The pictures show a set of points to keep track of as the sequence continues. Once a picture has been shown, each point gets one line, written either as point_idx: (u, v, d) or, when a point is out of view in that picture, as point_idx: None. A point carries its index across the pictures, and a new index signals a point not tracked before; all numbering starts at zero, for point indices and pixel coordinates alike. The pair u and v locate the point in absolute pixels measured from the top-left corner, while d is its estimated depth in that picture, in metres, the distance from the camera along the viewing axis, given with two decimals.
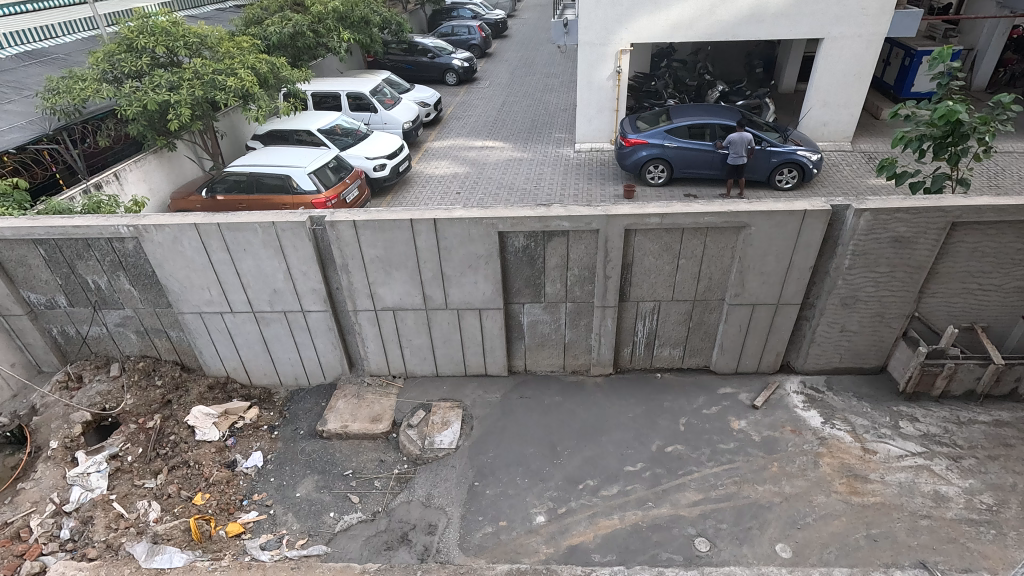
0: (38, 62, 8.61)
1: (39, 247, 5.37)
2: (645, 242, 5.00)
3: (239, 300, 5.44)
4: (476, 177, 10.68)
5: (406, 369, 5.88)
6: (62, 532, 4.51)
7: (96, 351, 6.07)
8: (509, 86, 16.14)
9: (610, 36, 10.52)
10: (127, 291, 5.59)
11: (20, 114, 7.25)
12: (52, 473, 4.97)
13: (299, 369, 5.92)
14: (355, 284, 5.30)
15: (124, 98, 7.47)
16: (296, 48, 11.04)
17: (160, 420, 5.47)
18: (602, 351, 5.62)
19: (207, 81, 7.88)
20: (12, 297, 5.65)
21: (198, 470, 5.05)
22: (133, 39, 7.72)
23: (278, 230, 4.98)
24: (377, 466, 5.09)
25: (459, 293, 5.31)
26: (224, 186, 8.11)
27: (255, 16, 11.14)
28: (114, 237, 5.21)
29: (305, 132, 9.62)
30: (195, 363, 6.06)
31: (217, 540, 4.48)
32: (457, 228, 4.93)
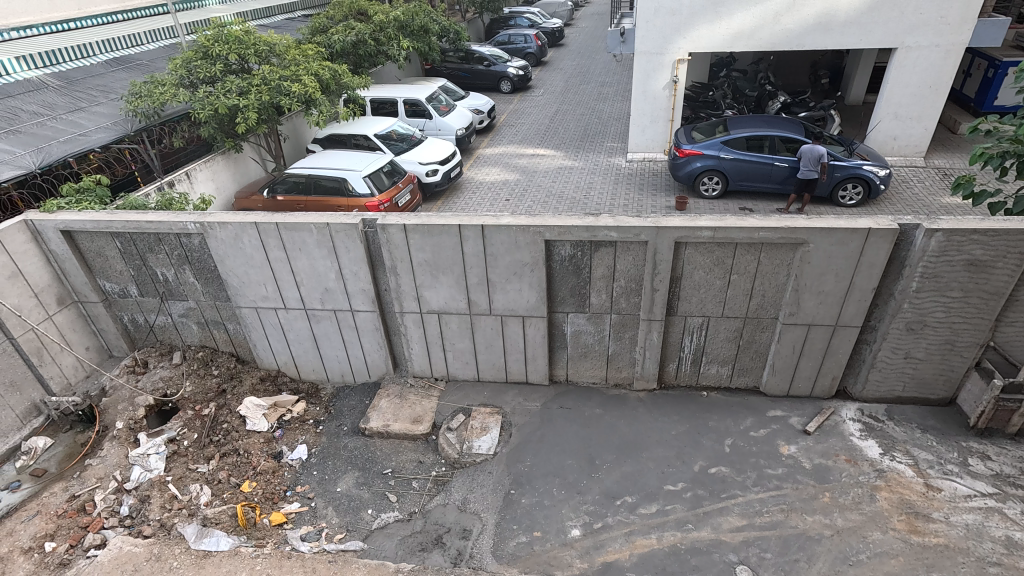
0: (124, 68, 9.27)
1: (116, 240, 5.77)
2: (695, 255, 4.87)
3: (291, 297, 5.65)
4: (526, 184, 10.73)
5: (448, 372, 5.94)
6: (121, 508, 4.81)
7: (161, 339, 6.44)
8: (563, 95, 16.15)
9: (667, 45, 10.36)
10: (191, 283, 5.90)
11: (106, 116, 7.80)
12: (117, 452, 5.31)
13: (346, 366, 6.08)
14: (403, 286, 5.41)
15: (198, 102, 7.95)
16: (357, 55, 11.41)
17: (214, 408, 5.75)
18: (646, 365, 5.49)
19: (273, 86, 8.26)
20: (90, 285, 6.07)
21: (246, 459, 5.24)
22: (209, 47, 8.22)
23: (332, 231, 5.14)
24: (416, 466, 5.16)
25: (503, 300, 5.33)
26: (284, 187, 8.43)
27: (321, 25, 11.61)
28: (181, 233, 5.52)
29: (362, 137, 9.93)
30: (249, 355, 6.33)
31: (261, 528, 4.65)
32: (504, 235, 4.96)
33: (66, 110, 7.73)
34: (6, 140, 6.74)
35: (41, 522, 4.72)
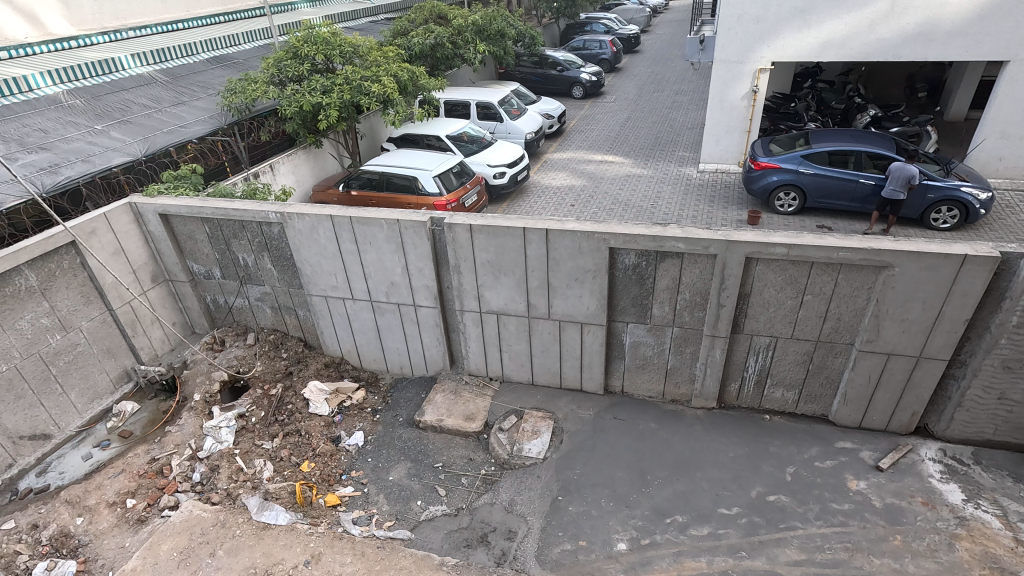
0: (223, 66, 9.97)
1: (206, 225, 6.20)
2: (766, 272, 4.68)
3: (359, 289, 5.87)
4: (592, 191, 10.65)
5: (503, 373, 5.99)
6: (194, 475, 5.16)
7: (238, 320, 6.86)
8: (636, 102, 15.94)
9: (749, 54, 10.00)
10: (268, 269, 6.25)
11: (204, 110, 8.39)
12: (193, 422, 5.70)
13: (405, 359, 6.25)
14: (465, 285, 5.51)
15: (285, 99, 8.43)
16: (435, 58, 11.69)
17: (281, 389, 6.06)
18: (706, 382, 5.32)
19: (355, 86, 8.61)
20: (180, 265, 6.55)
21: (307, 440, 5.49)
22: (299, 47, 8.69)
23: (401, 227, 5.32)
24: (466, 463, 5.24)
25: (563, 305, 5.32)
26: (358, 183, 8.76)
27: (403, 28, 12.01)
28: (263, 221, 5.86)
29: (434, 137, 10.17)
30: (316, 341, 6.63)
31: (316, 507, 4.85)
32: (568, 240, 4.96)
33: (171, 103, 8.39)
34: (118, 129, 7.40)
35: (125, 479, 5.14)
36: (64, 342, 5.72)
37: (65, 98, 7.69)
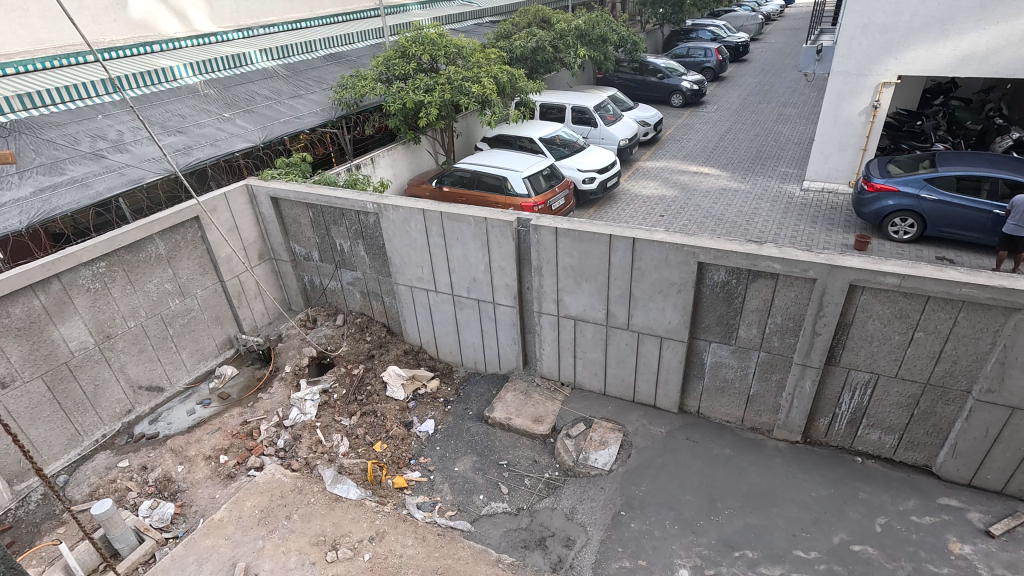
0: (337, 63, 10.65)
1: (310, 210, 6.65)
2: (872, 302, 4.31)
3: (442, 282, 6.05)
4: (684, 202, 10.30)
5: (575, 379, 5.94)
6: (278, 441, 5.55)
7: (330, 301, 7.29)
8: (739, 113, 15.24)
9: (872, 66, 9.25)
10: (361, 256, 6.60)
11: (317, 103, 8.99)
12: (282, 392, 6.14)
13: (480, 355, 6.36)
14: (545, 287, 5.53)
15: (391, 97, 8.86)
16: (534, 61, 11.80)
17: (362, 369, 6.37)
18: (793, 413, 4.98)
19: (456, 86, 8.90)
20: (284, 246, 7.07)
21: (382, 422, 5.74)
22: (407, 47, 9.10)
23: (488, 225, 5.42)
24: (530, 464, 5.25)
25: (643, 317, 5.20)
26: (451, 180, 9.00)
27: (506, 31, 12.23)
28: (360, 211, 6.19)
29: (527, 140, 10.29)
30: (398, 329, 6.91)
31: (384, 487, 5.07)
32: (655, 251, 4.84)
33: (289, 96, 9.08)
34: (242, 118, 8.11)
35: (221, 437, 5.62)
36: (182, 306, 6.36)
37: (201, 87, 8.53)
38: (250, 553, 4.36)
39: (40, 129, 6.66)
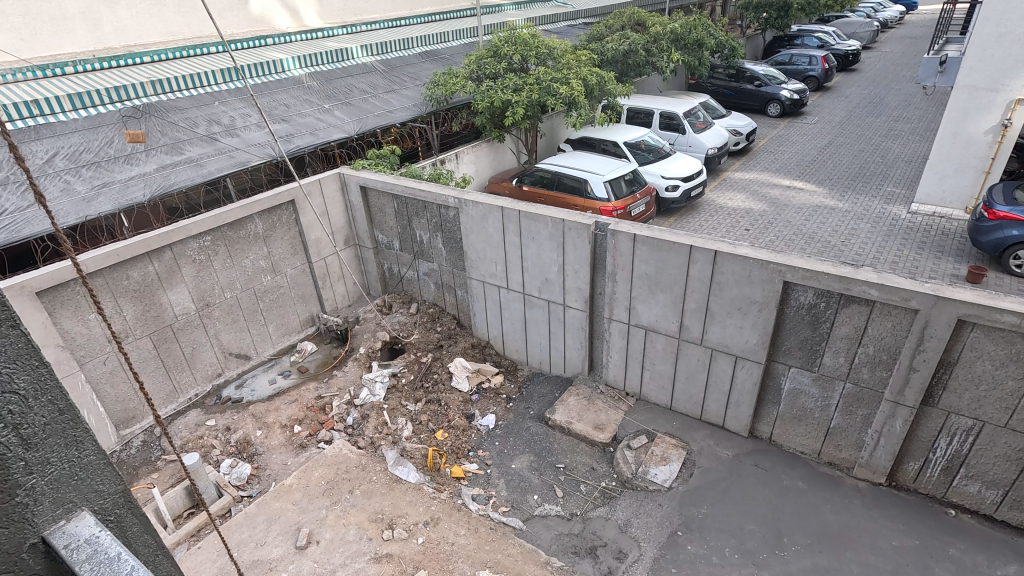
0: (432, 60, 11.01)
1: (394, 201, 6.92)
2: (983, 342, 3.91)
3: (515, 280, 6.11)
4: (773, 217, 9.78)
5: (640, 390, 5.80)
6: (348, 418, 5.83)
7: (406, 289, 7.56)
8: (842, 126, 14.27)
9: (1006, 81, 8.35)
10: (439, 249, 6.78)
11: (410, 98, 9.33)
12: (355, 371, 6.45)
13: (545, 355, 6.36)
14: (618, 294, 5.45)
15: (480, 95, 9.03)
16: (625, 64, 11.65)
17: (431, 358, 6.56)
18: (878, 452, 4.60)
19: (544, 87, 8.93)
20: (368, 233, 7.41)
21: (445, 411, 5.88)
22: (500, 47, 9.25)
23: (565, 227, 5.42)
24: (587, 471, 5.19)
25: (718, 333, 5.00)
26: (531, 179, 9.03)
27: (599, 33, 12.12)
28: (442, 205, 6.37)
29: (611, 143, 10.06)
30: (467, 322, 7.04)
31: (442, 474, 5.19)
32: (738, 266, 4.64)
33: (385, 90, 9.49)
34: (340, 109, 8.56)
35: (297, 408, 5.98)
36: (273, 282, 6.82)
37: (306, 79, 9.09)
38: (314, 521, 4.61)
39: (166, 112, 7.36)
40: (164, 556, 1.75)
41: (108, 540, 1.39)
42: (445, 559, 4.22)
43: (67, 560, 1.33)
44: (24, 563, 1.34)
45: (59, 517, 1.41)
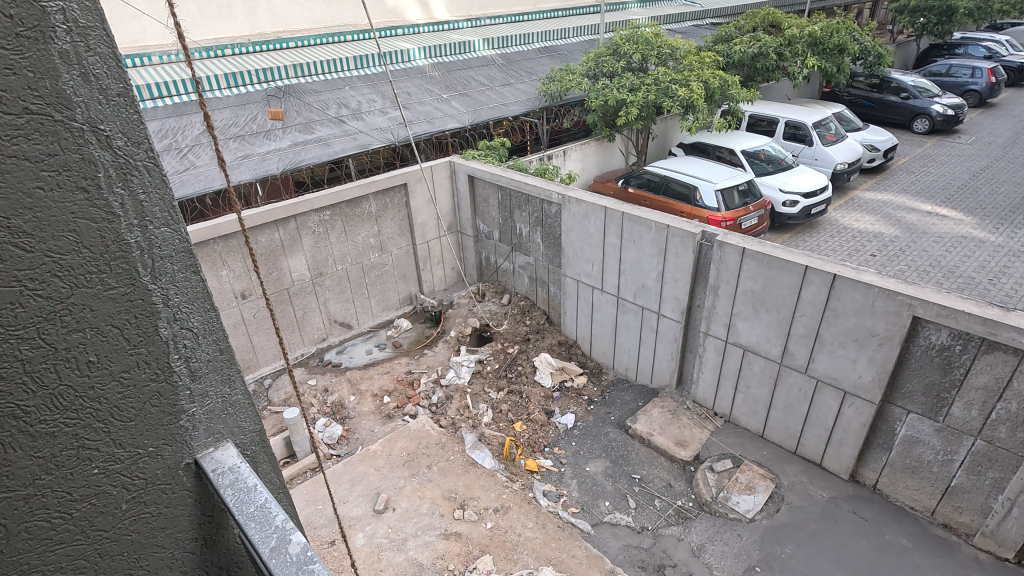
0: (550, 56, 11.06)
1: (499, 192, 7.06)
2: None
3: (610, 283, 6.01)
4: (906, 244, 8.82)
5: (731, 413, 5.49)
6: (433, 396, 6.08)
7: (500, 280, 7.70)
8: (1005, 149, 12.54)
9: None
10: (536, 243, 6.83)
11: (525, 93, 9.44)
12: (444, 353, 6.71)
13: (632, 362, 6.21)
14: (718, 308, 5.20)
15: (594, 93, 8.95)
16: (753, 68, 11.00)
17: (517, 350, 6.64)
18: (1007, 523, 4.03)
19: (662, 88, 8.62)
20: (471, 222, 7.62)
21: (526, 404, 5.94)
22: (620, 45, 9.10)
23: (670, 233, 5.25)
24: (664, 486, 5.02)
25: (827, 364, 4.62)
26: (637, 182, 8.82)
27: (727, 33, 11.55)
28: (545, 200, 6.41)
29: (727, 151, 9.44)
30: (557, 319, 7.03)
31: (516, 465, 5.26)
32: (859, 294, 4.27)
33: (501, 83, 9.68)
34: (457, 99, 8.86)
35: (388, 379, 6.33)
36: (379, 259, 7.24)
37: (428, 69, 9.50)
38: (392, 488, 4.86)
39: (303, 94, 8.02)
40: (284, 493, 1.86)
41: (247, 471, 1.48)
42: (511, 549, 4.27)
43: (215, 483, 1.43)
44: (178, 478, 1.46)
45: (209, 443, 1.52)
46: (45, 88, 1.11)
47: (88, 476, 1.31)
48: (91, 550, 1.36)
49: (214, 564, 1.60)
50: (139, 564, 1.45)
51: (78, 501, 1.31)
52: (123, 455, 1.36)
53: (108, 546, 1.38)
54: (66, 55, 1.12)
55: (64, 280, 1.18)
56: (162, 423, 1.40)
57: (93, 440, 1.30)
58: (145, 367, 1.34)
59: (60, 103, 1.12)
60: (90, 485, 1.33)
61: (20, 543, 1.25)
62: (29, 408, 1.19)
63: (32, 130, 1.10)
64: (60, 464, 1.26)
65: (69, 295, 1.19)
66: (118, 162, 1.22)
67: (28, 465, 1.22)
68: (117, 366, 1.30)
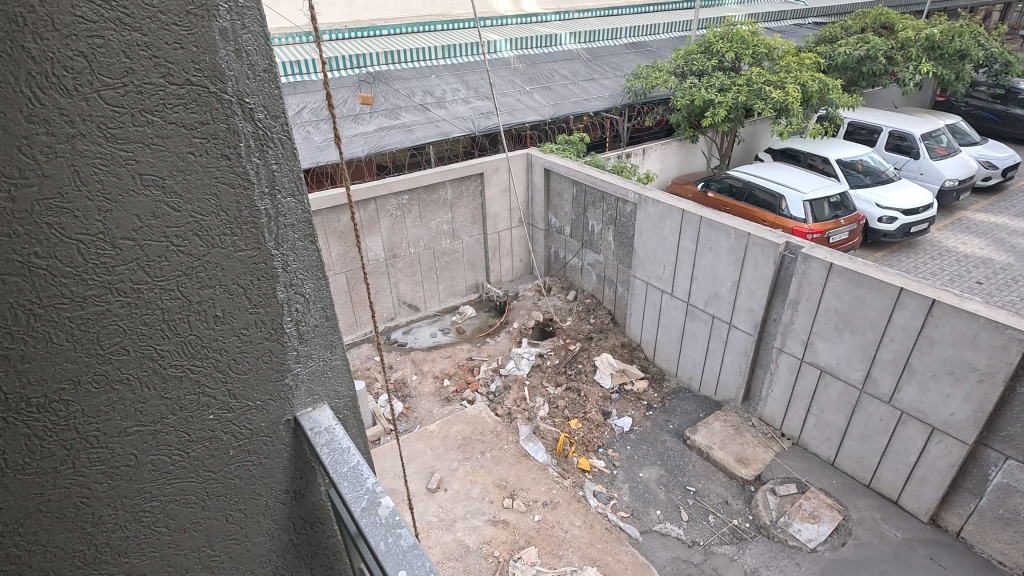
0: (637, 52, 10.82)
1: (574, 187, 7.01)
2: None
3: (681, 288, 5.83)
4: (1019, 274, 7.98)
5: (800, 435, 5.20)
6: (492, 384, 6.16)
7: (568, 275, 7.65)
8: None
9: None
10: (608, 242, 6.74)
11: (608, 89, 9.30)
12: (506, 343, 6.78)
13: (697, 372, 6.00)
14: (796, 325, 4.93)
15: (681, 91, 8.67)
16: (858, 72, 10.27)
17: (579, 347, 6.59)
18: None
19: (754, 89, 8.20)
20: (543, 215, 7.62)
21: (583, 402, 5.90)
22: (713, 43, 8.70)
23: (750, 242, 5.03)
24: (720, 503, 4.85)
25: (915, 395, 4.29)
26: (718, 186, 8.50)
27: (832, 34, 10.87)
28: (621, 198, 6.29)
29: (820, 159, 8.81)
30: (622, 320, 6.91)
31: (569, 462, 5.25)
32: (961, 324, 3.93)
33: (585, 78, 9.58)
34: (539, 92, 8.85)
35: (450, 363, 6.49)
36: (450, 246, 7.39)
37: (513, 61, 9.55)
38: (446, 469, 4.98)
39: (392, 80, 8.30)
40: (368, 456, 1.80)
41: (342, 433, 1.43)
42: (557, 544, 4.28)
43: (312, 441, 1.39)
44: (278, 433, 1.43)
45: (308, 402, 1.48)
46: (204, 62, 1.10)
47: (204, 421, 1.29)
48: (200, 491, 1.33)
49: (301, 518, 1.55)
50: (239, 508, 1.42)
51: (195, 441, 1.29)
52: (235, 406, 1.33)
53: (215, 488, 1.36)
54: (225, 32, 1.11)
55: (203, 240, 1.18)
56: (270, 379, 1.38)
57: (212, 387, 1.28)
58: (261, 326, 1.32)
59: (216, 76, 1.11)
60: (205, 428, 1.30)
61: (145, 473, 1.24)
62: (163, 352, 1.19)
63: (191, 100, 1.09)
64: (183, 406, 1.25)
65: (206, 253, 1.19)
66: (257, 134, 1.20)
67: (157, 404, 1.22)
68: (238, 321, 1.28)
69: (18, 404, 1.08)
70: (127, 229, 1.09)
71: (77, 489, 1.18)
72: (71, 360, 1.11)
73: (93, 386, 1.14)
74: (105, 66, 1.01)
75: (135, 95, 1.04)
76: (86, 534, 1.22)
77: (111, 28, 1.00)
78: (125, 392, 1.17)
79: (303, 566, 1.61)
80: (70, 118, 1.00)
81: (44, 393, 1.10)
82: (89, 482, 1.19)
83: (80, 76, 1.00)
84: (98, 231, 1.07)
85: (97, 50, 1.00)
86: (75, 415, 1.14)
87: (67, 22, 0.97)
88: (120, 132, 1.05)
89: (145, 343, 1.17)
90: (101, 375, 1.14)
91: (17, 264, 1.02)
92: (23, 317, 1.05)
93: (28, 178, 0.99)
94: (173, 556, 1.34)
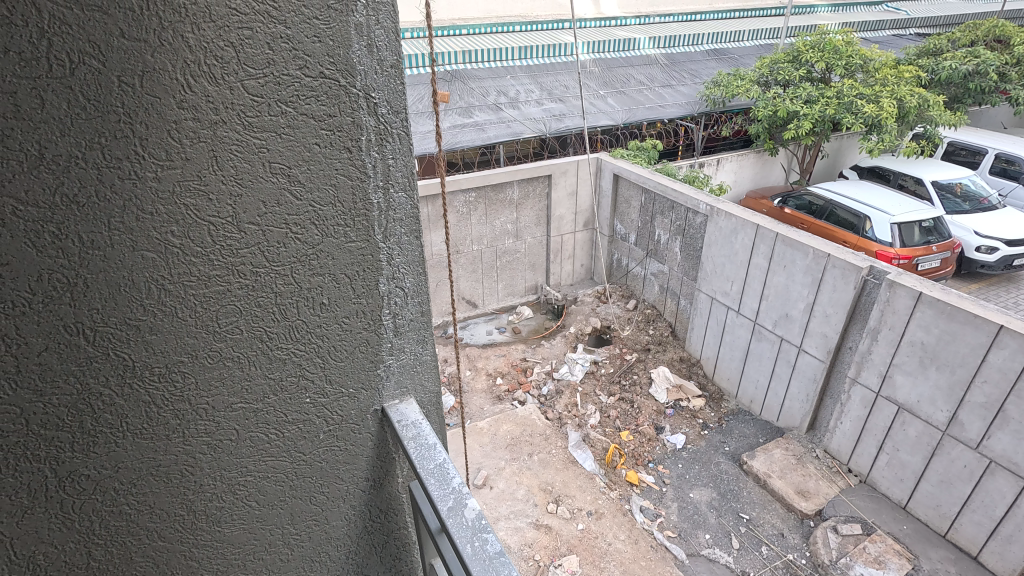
0: (718, 59, 10.47)
1: (642, 194, 6.88)
2: None
3: (749, 306, 5.59)
4: None
5: (869, 473, 4.87)
6: (544, 388, 6.13)
7: (629, 284, 7.52)
8: None
9: None
10: (674, 253, 6.56)
11: (685, 96, 9.05)
12: (560, 347, 6.73)
13: (759, 396, 5.73)
14: (874, 355, 4.62)
15: (763, 101, 8.31)
16: (963, 88, 9.49)
17: (635, 358, 6.46)
18: None
19: (844, 102, 7.74)
20: (608, 221, 7.52)
21: (635, 414, 5.76)
22: (802, 52, 8.30)
23: (830, 263, 4.76)
24: (774, 535, 4.62)
25: (1007, 444, 3.92)
26: (797, 203, 8.12)
27: (936, 47, 10.08)
28: (691, 209, 6.10)
29: (912, 179, 8.23)
30: (682, 334, 6.71)
31: (616, 474, 5.13)
32: None
33: (661, 84, 9.36)
34: (614, 97, 8.75)
35: (503, 362, 6.53)
36: (512, 246, 7.42)
37: (589, 65, 9.48)
38: (493, 467, 5.00)
39: (468, 79, 8.46)
40: None
41: (428, 430, 1.43)
42: (599, 556, 4.21)
43: (399, 434, 1.41)
44: (366, 422, 1.46)
45: (396, 395, 1.50)
46: (338, 56, 1.12)
47: (301, 404, 1.32)
48: (289, 470, 1.37)
49: (377, 507, 1.57)
50: (323, 490, 1.45)
51: (290, 423, 1.33)
52: (330, 391, 1.36)
53: (303, 469, 1.39)
54: (360, 26, 1.13)
55: (318, 228, 1.20)
56: (363, 368, 1.41)
57: (311, 371, 1.31)
58: (362, 317, 1.35)
59: (347, 70, 1.13)
60: (301, 411, 1.33)
61: (244, 448, 1.29)
62: (271, 334, 1.23)
63: (323, 93, 1.12)
64: (284, 387, 1.29)
65: (319, 242, 1.21)
66: (379, 128, 1.22)
67: (261, 383, 1.26)
68: (341, 310, 1.30)
69: (143, 372, 1.12)
70: (252, 214, 1.12)
71: (183, 457, 1.22)
72: (193, 336, 1.15)
73: (209, 361, 1.18)
74: (250, 56, 1.04)
75: (274, 85, 1.07)
76: (187, 500, 1.27)
77: (259, 19, 1.03)
78: (235, 370, 1.22)
79: (372, 556, 1.63)
80: (214, 104, 1.03)
81: (166, 363, 1.14)
82: (193, 452, 1.23)
83: (228, 65, 1.03)
84: (228, 215, 1.10)
85: (245, 41, 1.03)
86: (190, 388, 1.18)
87: (223, 13, 1.00)
88: (257, 121, 1.08)
89: (257, 324, 1.21)
90: (217, 351, 1.18)
91: (155, 240, 1.05)
92: (155, 291, 1.08)
93: (172, 160, 1.03)
94: (259, 529, 1.39)
